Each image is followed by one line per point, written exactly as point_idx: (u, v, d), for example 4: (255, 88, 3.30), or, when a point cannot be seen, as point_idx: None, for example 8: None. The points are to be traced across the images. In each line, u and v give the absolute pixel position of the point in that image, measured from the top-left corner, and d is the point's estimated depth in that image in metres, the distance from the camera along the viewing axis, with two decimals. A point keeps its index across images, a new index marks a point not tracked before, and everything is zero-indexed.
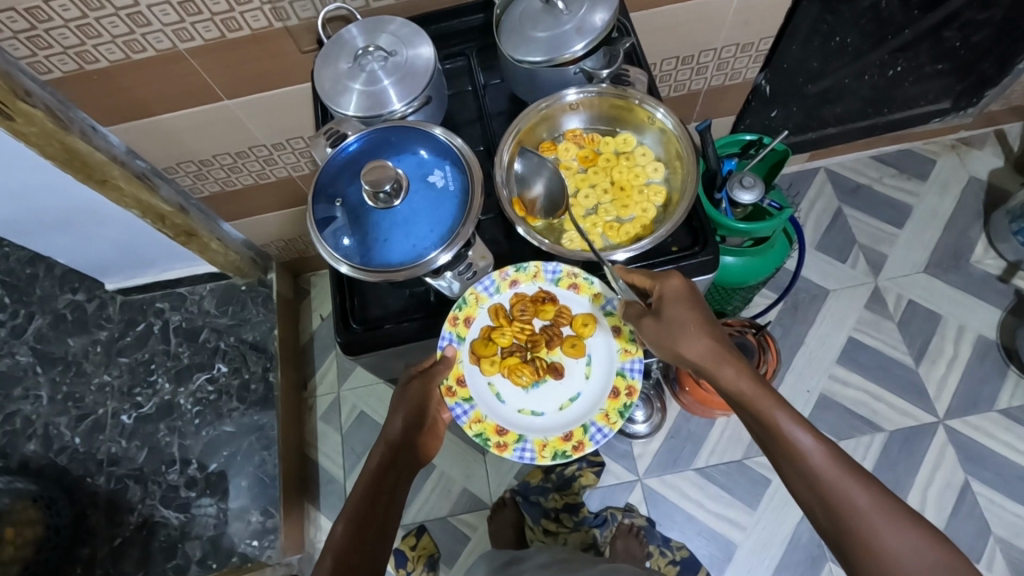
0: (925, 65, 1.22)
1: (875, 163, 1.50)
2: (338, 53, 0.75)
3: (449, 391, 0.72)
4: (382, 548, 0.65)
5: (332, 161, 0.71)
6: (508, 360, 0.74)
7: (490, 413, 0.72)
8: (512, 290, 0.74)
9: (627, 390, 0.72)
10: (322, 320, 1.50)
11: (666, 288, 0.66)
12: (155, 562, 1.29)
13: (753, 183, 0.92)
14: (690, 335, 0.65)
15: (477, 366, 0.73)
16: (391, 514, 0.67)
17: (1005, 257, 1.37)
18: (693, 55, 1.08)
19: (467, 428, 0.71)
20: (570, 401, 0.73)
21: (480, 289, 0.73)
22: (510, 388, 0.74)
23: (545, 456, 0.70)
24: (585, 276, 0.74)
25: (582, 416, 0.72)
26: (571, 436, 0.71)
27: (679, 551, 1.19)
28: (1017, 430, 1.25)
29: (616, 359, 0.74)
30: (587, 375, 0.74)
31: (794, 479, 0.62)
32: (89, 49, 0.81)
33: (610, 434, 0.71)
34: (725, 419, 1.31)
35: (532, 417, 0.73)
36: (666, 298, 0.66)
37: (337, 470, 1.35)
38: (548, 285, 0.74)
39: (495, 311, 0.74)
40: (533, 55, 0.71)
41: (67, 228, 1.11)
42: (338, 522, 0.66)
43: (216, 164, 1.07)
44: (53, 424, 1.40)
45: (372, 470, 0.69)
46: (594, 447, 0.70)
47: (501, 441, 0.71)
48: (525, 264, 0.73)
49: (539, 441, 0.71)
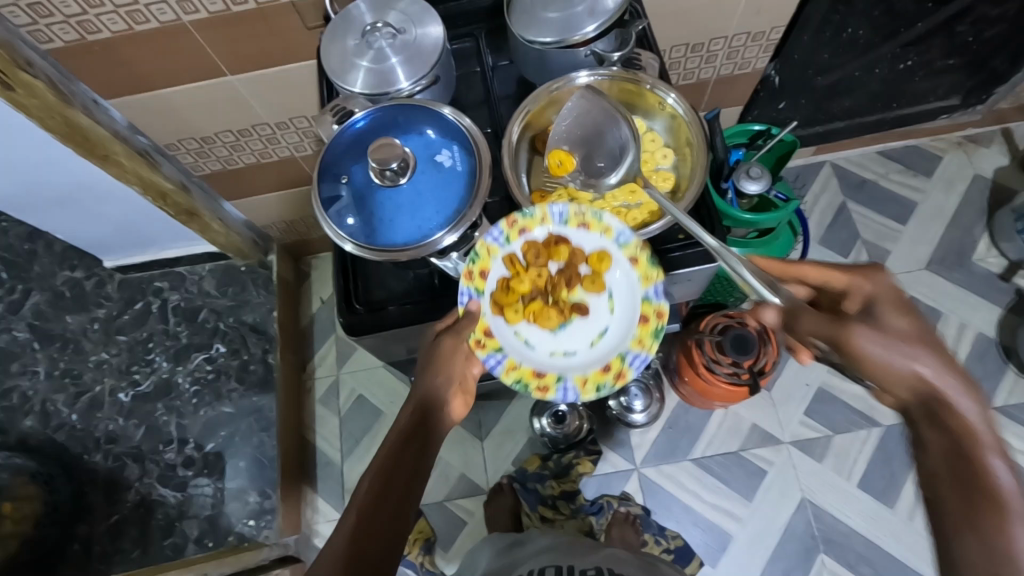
0: (936, 60, 1.21)
1: (881, 158, 1.49)
2: (346, 29, 0.74)
3: (478, 343, 0.69)
4: (409, 508, 0.61)
5: (339, 139, 0.70)
6: (531, 307, 0.71)
7: (524, 360, 0.70)
8: (522, 238, 0.70)
9: (657, 314, 0.69)
10: (322, 303, 1.49)
11: (879, 291, 0.58)
12: (152, 541, 1.28)
13: (760, 173, 0.91)
14: (914, 350, 0.53)
15: (501, 317, 0.71)
16: (421, 472, 0.63)
17: (1008, 256, 1.36)
18: (703, 43, 1.07)
19: (504, 376, 0.69)
20: (600, 336, 0.71)
21: (489, 240, 0.70)
22: (538, 333, 0.71)
23: (588, 391, 0.69)
24: (593, 212, 0.70)
25: (615, 347, 0.70)
26: (610, 367, 0.69)
27: (675, 540, 1.21)
28: (1012, 428, 1.25)
29: (637, 288, 0.70)
30: (612, 309, 0.71)
31: (967, 545, 0.48)
32: (91, 19, 0.79)
33: (648, 358, 0.69)
34: (723, 410, 1.31)
35: (566, 358, 0.71)
36: (885, 303, 0.56)
37: (335, 453, 1.35)
38: (558, 228, 0.71)
39: (509, 260, 0.70)
40: (544, 36, 0.71)
41: (66, 203, 1.10)
42: (366, 476, 0.63)
43: (219, 142, 1.06)
44: (51, 401, 1.39)
45: (404, 426, 0.66)
46: (634, 373, 0.68)
47: (542, 383, 0.69)
48: (529, 210, 0.69)
49: (579, 379, 0.69)
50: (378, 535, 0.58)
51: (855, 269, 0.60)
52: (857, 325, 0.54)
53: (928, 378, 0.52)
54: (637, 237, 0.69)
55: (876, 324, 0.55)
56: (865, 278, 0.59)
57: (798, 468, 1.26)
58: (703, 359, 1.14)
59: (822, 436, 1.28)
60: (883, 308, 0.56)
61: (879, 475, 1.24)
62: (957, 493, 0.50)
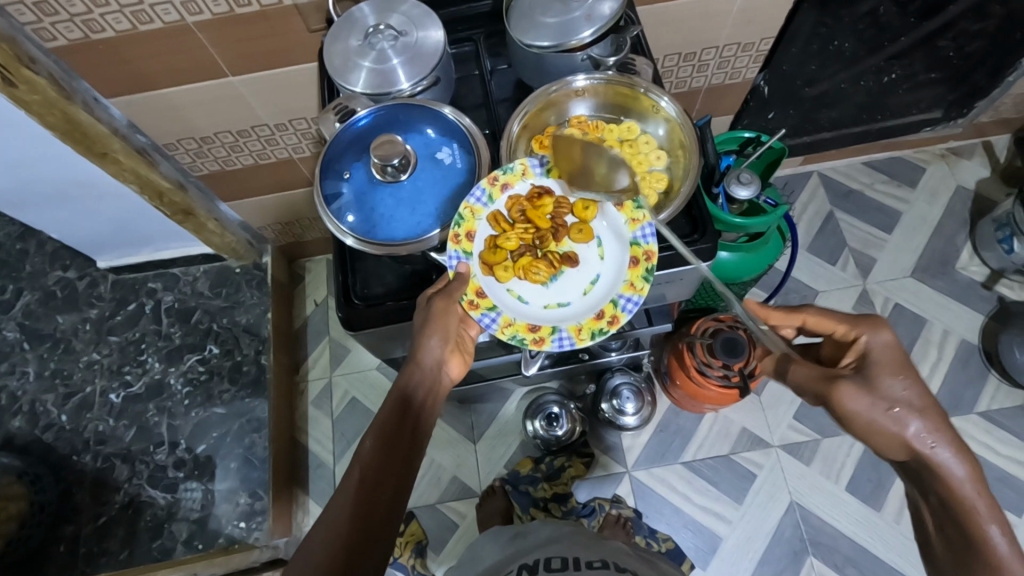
0: (919, 73, 1.25)
1: (867, 168, 1.52)
2: (349, 30, 0.76)
3: (471, 305, 0.67)
4: (408, 477, 0.62)
5: (341, 135, 0.72)
6: (521, 262, 0.69)
7: (519, 315, 0.68)
8: (505, 195, 0.70)
9: (646, 256, 0.68)
10: (316, 305, 1.50)
11: (873, 348, 0.65)
12: (140, 542, 1.28)
13: (750, 179, 0.94)
14: (899, 411, 0.61)
15: (492, 276, 0.69)
16: (417, 438, 0.65)
17: (989, 265, 1.40)
18: (695, 52, 1.10)
19: (500, 334, 0.67)
20: (592, 284, 0.70)
21: (472, 200, 0.68)
22: (529, 288, 0.70)
23: (584, 338, 0.67)
24: (575, 163, 0.72)
25: (608, 292, 0.68)
26: (603, 313, 0.67)
27: (665, 542, 1.21)
28: (995, 433, 1.28)
29: (626, 231, 0.70)
30: (602, 256, 0.70)
31: None
32: (96, 18, 0.80)
33: (641, 300, 0.67)
34: (713, 414, 1.32)
35: (560, 309, 0.69)
36: (879, 363, 0.64)
37: (328, 455, 1.35)
38: (540, 180, 0.72)
39: (495, 219, 0.69)
40: (542, 40, 0.72)
41: (63, 201, 1.10)
42: (366, 436, 0.63)
43: (218, 142, 1.07)
44: (40, 401, 1.38)
45: (400, 392, 0.66)
46: (628, 317, 0.67)
47: (537, 336, 0.67)
48: (511, 165, 0.71)
49: (574, 327, 0.67)
50: (379, 507, 0.59)
51: (855, 323, 0.66)
52: (845, 384, 0.63)
53: (914, 439, 0.60)
54: (622, 181, 0.71)
55: (866, 384, 0.63)
56: (863, 336, 0.66)
57: (786, 472, 1.27)
58: (695, 362, 1.16)
59: (811, 439, 1.29)
60: (876, 368, 0.63)
61: (866, 479, 1.26)
62: (956, 537, 0.58)
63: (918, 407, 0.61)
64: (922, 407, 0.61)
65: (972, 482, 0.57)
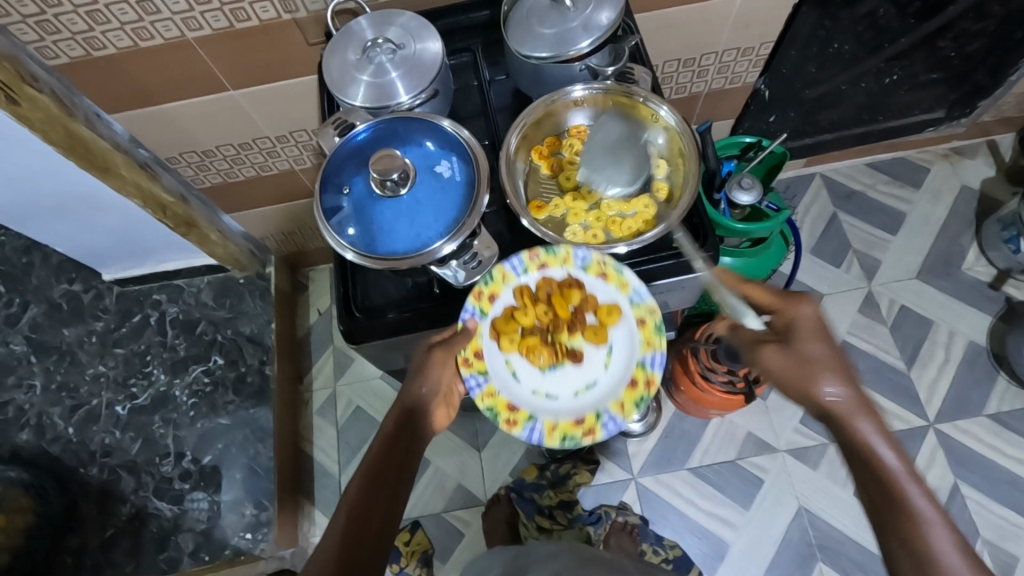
0: (920, 74, 1.24)
1: (870, 169, 1.52)
2: (347, 44, 0.76)
3: (465, 362, 0.71)
4: (396, 506, 0.66)
5: (340, 149, 0.72)
6: (527, 340, 0.73)
7: (504, 390, 0.72)
8: (540, 271, 0.73)
9: (646, 382, 0.70)
10: (320, 314, 1.50)
11: (801, 318, 0.66)
12: (146, 554, 1.28)
13: (751, 185, 0.93)
14: (822, 379, 0.63)
15: (496, 343, 0.73)
16: (406, 470, 0.68)
17: (996, 265, 1.39)
18: (695, 58, 1.09)
19: (478, 400, 0.71)
20: (585, 388, 0.72)
21: (507, 267, 0.72)
22: (526, 367, 0.73)
23: (554, 438, 0.70)
24: (615, 265, 0.71)
25: (596, 403, 0.71)
26: (584, 421, 0.70)
27: (672, 549, 1.20)
28: (1004, 435, 1.27)
29: (638, 350, 0.71)
30: (607, 364, 0.73)
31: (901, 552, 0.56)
32: (97, 35, 0.81)
33: (622, 424, 0.70)
34: (719, 419, 1.32)
35: (545, 399, 0.72)
36: (800, 333, 0.66)
37: (333, 464, 1.36)
38: (577, 272, 0.72)
39: (519, 290, 0.73)
40: (539, 51, 0.73)
41: (67, 215, 1.11)
42: (357, 471, 0.68)
43: (219, 155, 1.07)
44: (46, 414, 1.39)
45: (389, 429, 0.70)
46: (604, 435, 0.70)
47: (511, 417, 0.70)
48: (554, 248, 0.71)
49: (549, 423, 0.70)
50: (366, 538, 0.63)
51: (779, 296, 0.68)
52: (772, 353, 0.66)
53: (845, 410, 0.63)
54: (650, 301, 0.71)
55: (791, 353, 0.65)
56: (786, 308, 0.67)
57: (793, 477, 1.27)
58: (698, 366, 1.15)
59: (817, 443, 1.29)
60: (797, 338, 0.65)
61: None
62: (880, 505, 0.59)
63: (836, 378, 0.63)
64: (840, 378, 0.63)
65: (891, 449, 0.60)
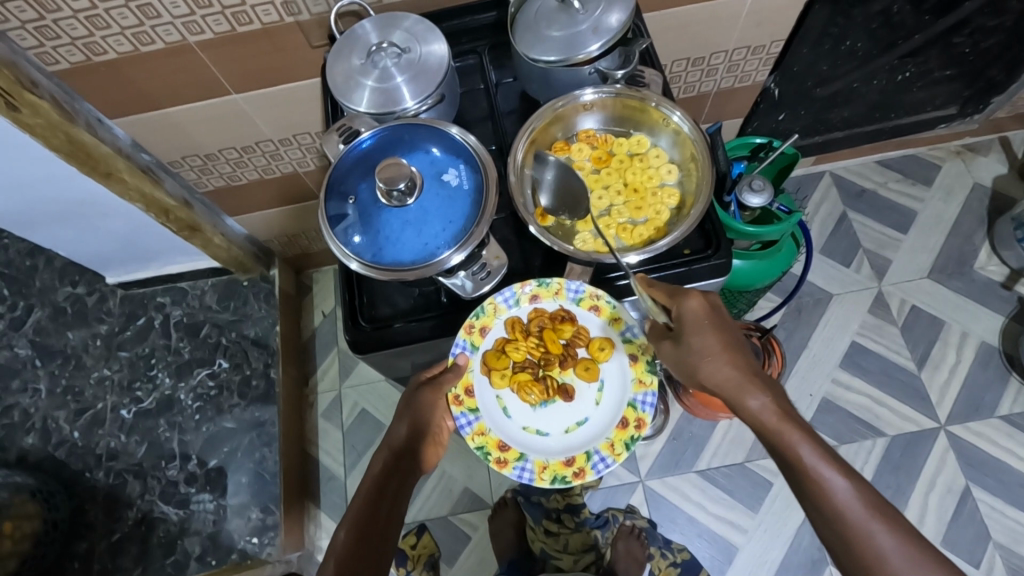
0: (934, 71, 1.21)
1: (880, 167, 1.50)
2: (351, 48, 0.75)
3: (455, 400, 0.73)
4: (382, 560, 0.66)
5: (345, 157, 0.71)
6: (519, 376, 0.75)
7: (495, 427, 0.74)
8: (531, 304, 0.75)
9: (636, 423, 0.73)
10: (324, 316, 1.49)
11: (688, 312, 0.66)
12: (153, 558, 1.28)
13: (762, 186, 0.91)
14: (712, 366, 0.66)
15: (488, 377, 0.75)
16: (391, 522, 0.69)
17: (1009, 264, 1.37)
18: (704, 57, 1.07)
19: (470, 439, 0.73)
20: (576, 425, 0.75)
21: (499, 300, 0.74)
22: (517, 404, 0.76)
23: (544, 479, 0.72)
24: (607, 299, 0.74)
25: (587, 442, 0.74)
26: (573, 461, 0.73)
27: (680, 553, 1.18)
28: (1017, 436, 1.25)
29: (629, 388, 0.75)
30: (597, 402, 0.76)
31: (810, 505, 0.63)
32: (97, 40, 0.80)
33: (612, 464, 0.73)
34: (727, 422, 1.30)
35: (537, 435, 0.75)
36: (687, 325, 0.66)
37: (338, 467, 1.35)
38: (569, 304, 0.75)
39: (511, 324, 0.75)
40: (548, 54, 0.71)
41: (69, 220, 1.10)
42: (341, 528, 0.68)
43: (222, 158, 1.06)
44: (52, 418, 1.38)
45: (375, 475, 0.72)
46: (594, 475, 0.72)
47: (502, 457, 0.73)
48: (548, 281, 0.73)
49: (540, 463, 0.73)
50: None
51: (667, 291, 0.68)
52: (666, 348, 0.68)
53: (732, 387, 0.66)
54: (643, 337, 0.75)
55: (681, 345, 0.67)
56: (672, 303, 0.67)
57: None
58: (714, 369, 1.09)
59: (827, 445, 1.27)
60: (684, 331, 0.66)
61: (885, 485, 1.24)
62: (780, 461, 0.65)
63: (722, 361, 0.66)
64: (726, 357, 0.66)
65: (774, 412, 0.65)
